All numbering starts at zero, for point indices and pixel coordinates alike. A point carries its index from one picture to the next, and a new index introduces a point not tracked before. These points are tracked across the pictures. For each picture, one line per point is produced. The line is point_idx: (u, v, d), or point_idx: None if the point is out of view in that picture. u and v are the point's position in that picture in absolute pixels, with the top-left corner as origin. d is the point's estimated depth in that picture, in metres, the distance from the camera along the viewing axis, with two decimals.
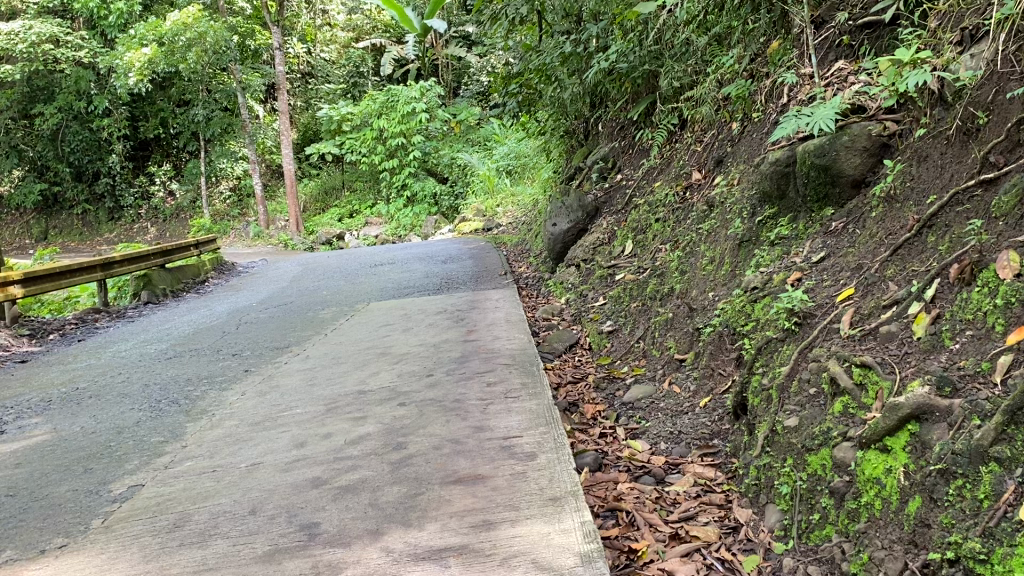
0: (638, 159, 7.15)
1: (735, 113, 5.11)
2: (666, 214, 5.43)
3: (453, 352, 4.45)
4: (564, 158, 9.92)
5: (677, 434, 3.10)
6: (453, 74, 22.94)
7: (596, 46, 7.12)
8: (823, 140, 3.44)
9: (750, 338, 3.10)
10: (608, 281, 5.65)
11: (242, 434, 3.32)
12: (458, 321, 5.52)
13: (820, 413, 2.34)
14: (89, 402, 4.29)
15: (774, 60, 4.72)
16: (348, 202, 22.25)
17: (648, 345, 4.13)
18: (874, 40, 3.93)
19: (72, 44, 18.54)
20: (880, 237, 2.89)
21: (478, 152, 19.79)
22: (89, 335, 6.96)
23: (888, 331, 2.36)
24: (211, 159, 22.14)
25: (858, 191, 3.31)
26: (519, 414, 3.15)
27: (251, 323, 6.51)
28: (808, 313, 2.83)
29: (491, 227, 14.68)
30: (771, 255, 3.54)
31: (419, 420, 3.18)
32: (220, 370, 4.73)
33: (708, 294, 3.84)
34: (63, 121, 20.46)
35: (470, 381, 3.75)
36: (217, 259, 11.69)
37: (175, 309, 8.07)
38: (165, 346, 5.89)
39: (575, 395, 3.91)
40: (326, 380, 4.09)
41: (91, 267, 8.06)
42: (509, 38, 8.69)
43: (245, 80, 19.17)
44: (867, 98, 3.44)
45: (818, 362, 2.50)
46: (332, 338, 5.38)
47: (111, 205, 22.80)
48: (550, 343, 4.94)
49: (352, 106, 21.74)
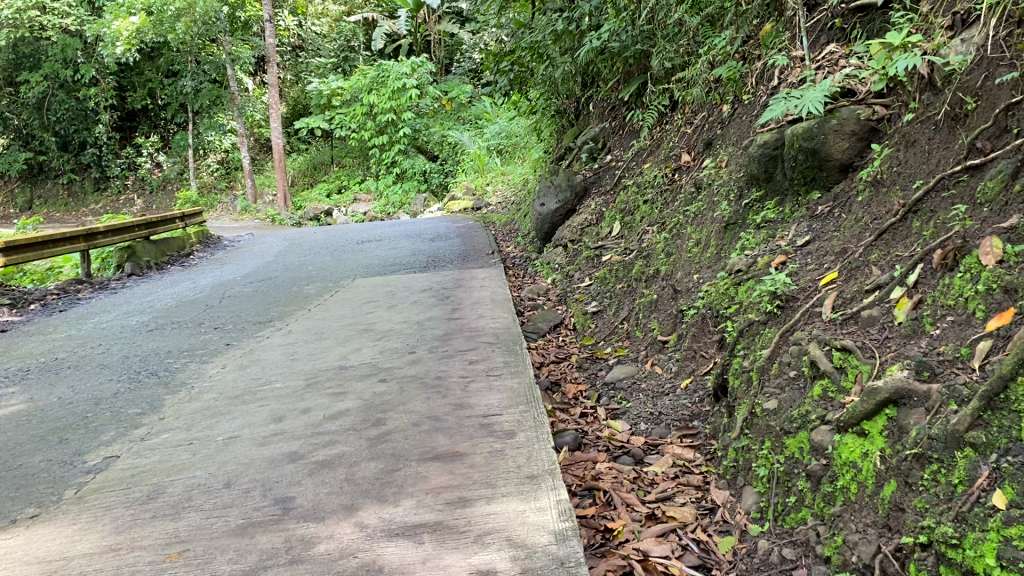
0: (628, 140, 7.12)
1: (726, 95, 5.08)
2: (655, 196, 5.42)
3: (437, 329, 4.43)
4: (554, 139, 9.87)
5: (658, 415, 3.10)
6: (445, 50, 22.76)
7: (588, 25, 7.07)
8: (812, 123, 3.42)
9: (733, 321, 3.09)
10: (595, 262, 5.64)
11: (221, 407, 3.30)
12: (443, 299, 5.50)
13: (799, 396, 2.34)
14: (68, 373, 4.25)
15: (765, 42, 4.67)
16: (337, 177, 22.11)
17: (632, 326, 4.12)
18: (866, 23, 3.90)
19: (59, 11, 18.35)
20: (866, 222, 2.88)
21: (469, 130, 19.68)
22: (71, 306, 6.91)
23: (870, 315, 2.34)
24: (199, 131, 22.01)
25: (845, 176, 3.29)
26: (500, 392, 3.13)
27: (235, 297, 6.46)
28: (791, 297, 2.81)
29: (481, 205, 14.63)
30: (757, 238, 3.53)
31: (399, 396, 3.16)
32: (201, 343, 4.69)
33: (693, 276, 3.83)
34: (50, 89, 20.23)
35: (453, 358, 3.73)
36: (204, 232, 11.61)
37: (159, 282, 8.01)
38: (147, 318, 5.84)
39: (557, 375, 3.90)
40: (308, 355, 4.06)
41: (74, 237, 7.97)
42: (501, 14, 8.63)
43: (234, 52, 18.97)
44: (856, 82, 3.42)
45: (799, 345, 2.48)
46: (316, 313, 5.35)
47: (96, 176, 22.57)
48: (534, 323, 4.93)
49: (342, 81, 21.60)
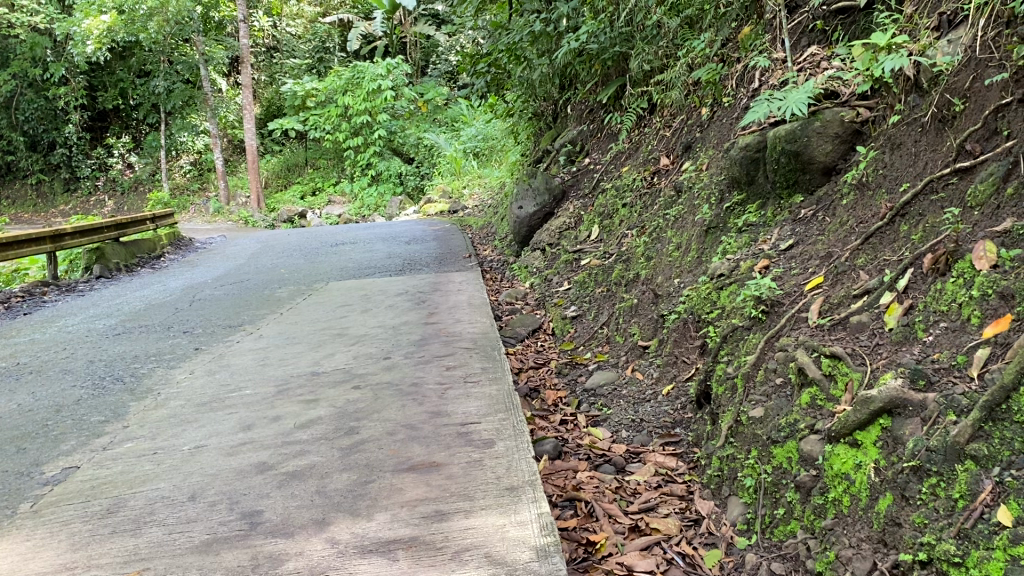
0: (606, 143, 7.07)
1: (705, 98, 5.03)
2: (633, 199, 5.35)
3: (412, 334, 4.32)
4: (532, 141, 9.82)
5: (640, 422, 3.02)
6: (421, 52, 22.67)
7: (566, 26, 7.00)
8: (795, 124, 3.37)
9: (716, 326, 3.03)
10: (573, 266, 5.56)
11: (187, 415, 3.17)
12: (419, 303, 5.40)
13: (786, 403, 2.27)
14: (29, 379, 4.10)
15: (745, 45, 4.63)
16: (311, 179, 21.92)
17: (612, 331, 4.04)
18: (848, 26, 3.87)
19: (28, 9, 17.99)
20: (851, 225, 2.82)
21: (445, 133, 19.58)
22: (36, 309, 6.71)
23: (860, 321, 2.28)
24: (171, 132, 21.76)
25: (829, 179, 3.24)
26: (477, 400, 3.04)
27: (205, 301, 6.32)
28: (776, 302, 2.74)
29: (457, 208, 14.51)
30: (738, 241, 3.47)
31: (372, 404, 3.06)
32: (169, 348, 4.55)
33: (674, 280, 3.76)
34: (17, 87, 19.83)
35: (429, 364, 3.63)
36: (175, 234, 11.40)
37: (128, 285, 7.83)
38: (114, 322, 5.68)
39: (536, 381, 3.81)
40: (278, 361, 3.94)
41: (40, 238, 7.76)
42: (478, 15, 8.54)
43: (208, 52, 18.72)
44: (840, 84, 3.37)
45: (785, 351, 2.42)
46: (288, 318, 5.23)
47: (65, 177, 22.18)
48: (512, 328, 4.84)
49: (317, 82, 21.42)
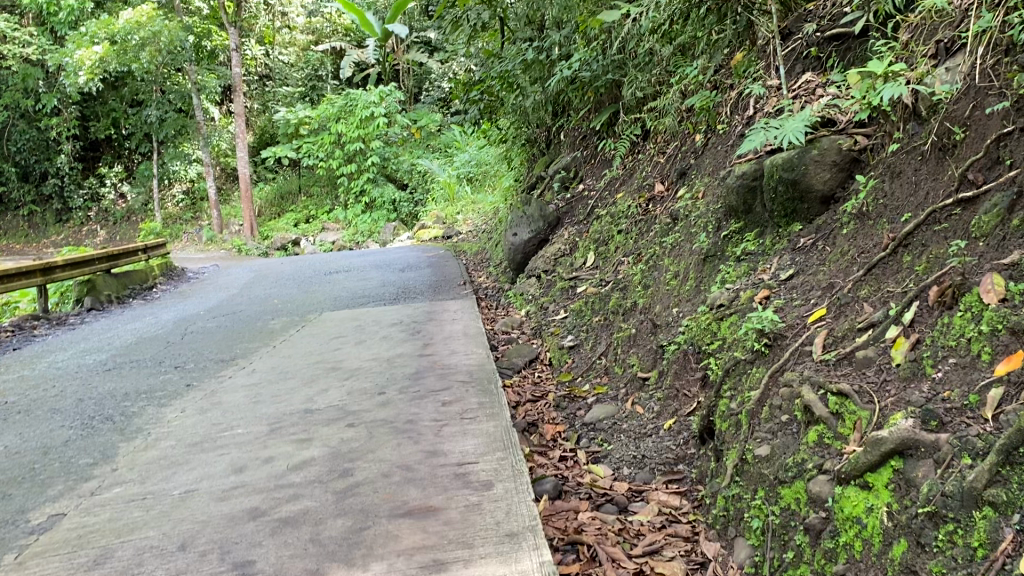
0: (600, 169, 7.06)
1: (699, 125, 5.01)
2: (628, 226, 5.32)
3: (407, 367, 4.26)
4: (525, 167, 9.81)
5: (641, 458, 2.96)
6: (414, 79, 22.76)
7: (558, 54, 7.00)
8: (792, 153, 3.34)
9: (716, 359, 2.98)
10: (570, 294, 5.51)
11: (177, 457, 3.09)
12: (414, 333, 5.33)
13: (793, 441, 2.21)
14: (17, 419, 4.01)
15: (737, 72, 4.65)
16: (305, 207, 21.92)
17: (611, 362, 3.99)
18: (842, 53, 3.87)
19: (20, 41, 18.02)
20: (852, 255, 2.78)
21: (439, 159, 19.60)
22: (26, 344, 6.63)
23: (865, 356, 2.23)
24: (163, 161, 21.73)
25: (828, 208, 3.20)
26: (475, 438, 2.97)
27: (197, 333, 6.24)
28: (778, 334, 2.69)
29: (451, 234, 14.48)
30: (737, 271, 3.42)
31: (367, 443, 2.99)
32: (160, 384, 4.48)
33: (672, 309, 3.71)
34: (10, 119, 19.84)
35: (425, 399, 3.56)
36: (167, 264, 11.33)
37: (119, 317, 7.76)
38: (105, 357, 5.60)
39: (534, 415, 3.74)
40: (272, 397, 3.87)
41: (31, 272, 7.69)
42: (469, 43, 8.55)
43: (200, 82, 18.75)
44: (837, 111, 3.34)
45: (790, 387, 2.36)
46: (282, 351, 5.16)
47: (58, 207, 22.14)
48: (509, 358, 4.77)
49: (310, 110, 21.47)
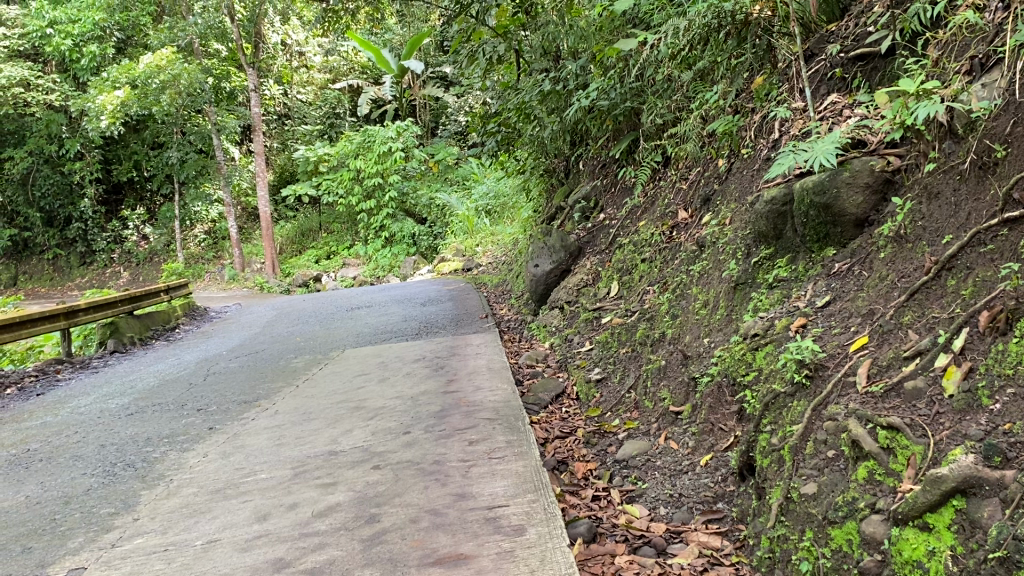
0: (621, 198, 6.98)
1: (722, 150, 4.95)
2: (652, 254, 5.23)
3: (431, 405, 4.17)
4: (544, 198, 9.78)
5: (678, 497, 2.84)
6: (430, 114, 22.90)
7: (576, 84, 6.94)
8: (822, 176, 3.25)
9: (753, 391, 2.87)
10: (594, 325, 5.41)
11: (199, 505, 3.01)
12: (438, 369, 5.25)
13: (841, 479, 2.10)
14: (39, 467, 3.96)
15: (759, 95, 4.62)
16: (325, 243, 22.00)
17: (640, 395, 3.87)
18: (868, 72, 3.79)
19: (43, 88, 18.33)
20: (892, 280, 2.68)
21: (457, 192, 19.64)
22: (49, 389, 6.60)
23: (914, 387, 2.13)
24: (185, 203, 21.88)
25: (862, 231, 3.10)
26: (505, 479, 2.87)
27: (220, 374, 6.19)
28: (820, 365, 2.58)
29: (471, 266, 14.45)
30: (770, 298, 3.32)
31: (394, 486, 2.90)
32: (182, 429, 4.41)
33: (703, 340, 3.61)
34: (34, 164, 20.18)
35: (451, 439, 3.47)
36: (189, 305, 11.36)
37: (142, 359, 7.74)
38: (127, 401, 5.54)
39: (564, 452, 3.63)
40: (295, 440, 3.79)
41: (54, 316, 7.67)
42: (485, 76, 8.53)
43: (220, 122, 18.99)
44: (867, 132, 3.26)
45: (835, 421, 2.26)
46: (304, 391, 5.08)
47: (82, 250, 22.36)
48: (535, 393, 4.66)
49: (329, 147, 21.65)
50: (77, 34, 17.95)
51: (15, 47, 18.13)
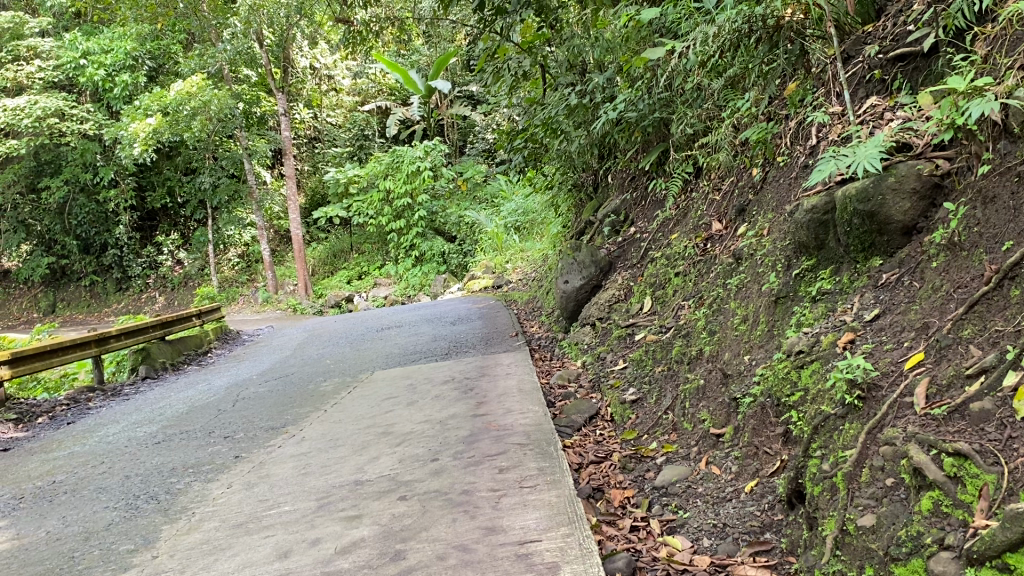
0: (651, 211, 6.83)
1: (756, 159, 4.79)
2: (686, 268, 5.07)
3: (461, 430, 4.03)
4: (573, 213, 9.67)
5: (723, 528, 2.67)
6: (458, 132, 22.97)
7: (603, 97, 6.82)
8: (865, 183, 3.08)
9: (801, 412, 2.70)
10: (627, 342, 5.25)
11: (220, 541, 2.89)
12: (468, 391, 5.11)
13: (903, 510, 1.92)
14: (62, 501, 3.87)
15: (793, 101, 4.46)
16: (356, 264, 22.05)
17: (678, 417, 3.70)
18: (910, 73, 3.62)
19: (78, 117, 18.59)
20: (948, 291, 2.50)
21: (486, 210, 19.63)
22: (80, 417, 6.55)
23: (981, 408, 1.95)
24: (218, 227, 22.04)
25: (910, 239, 2.91)
26: (538, 510, 2.72)
27: (249, 400, 6.10)
28: (873, 385, 2.40)
29: (501, 283, 14.37)
30: (814, 312, 3.14)
31: (421, 519, 2.76)
32: (207, 457, 4.32)
33: (743, 357, 3.43)
34: (70, 193, 20.55)
35: (481, 466, 3.32)
36: (221, 328, 11.37)
37: (173, 385, 7.69)
38: (154, 429, 5.47)
39: (599, 478, 3.46)
40: (321, 468, 3.67)
41: (85, 343, 7.63)
42: (512, 93, 8.46)
43: (251, 146, 19.20)
44: (912, 135, 3.08)
45: (892, 446, 2.08)
46: (332, 415, 4.97)
47: (118, 276, 22.61)
48: (568, 415, 4.50)
49: (359, 168, 21.71)
50: (109, 64, 18.20)
51: (50, 78, 18.39)
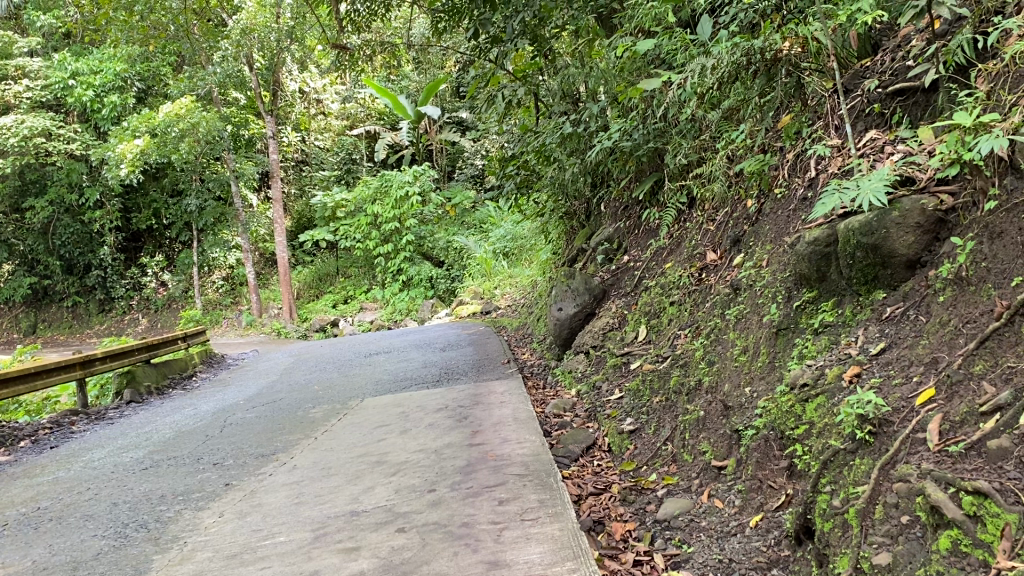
0: (644, 239, 6.84)
1: (752, 191, 4.82)
2: (681, 297, 5.06)
3: (456, 459, 3.97)
4: (564, 240, 9.69)
5: (728, 563, 2.62)
6: (447, 158, 23.08)
7: (596, 126, 6.81)
8: (870, 216, 3.07)
9: (808, 446, 2.68)
10: (622, 371, 5.22)
11: (214, 573, 2.83)
12: (461, 419, 5.06)
13: (920, 549, 1.90)
14: (48, 528, 3.78)
15: (789, 134, 4.48)
16: (342, 287, 21.94)
17: (678, 448, 3.66)
18: (909, 107, 3.65)
19: (64, 138, 18.49)
20: (956, 325, 2.49)
21: (474, 235, 19.67)
22: (62, 442, 6.43)
23: (999, 446, 1.94)
24: (203, 249, 21.86)
25: (914, 272, 2.91)
26: (541, 544, 2.68)
27: (237, 425, 6.02)
28: (884, 420, 2.39)
29: (489, 309, 14.33)
30: (817, 345, 3.13)
31: (421, 552, 2.71)
32: (197, 485, 4.24)
33: (744, 389, 3.41)
34: (54, 214, 20.46)
35: (480, 497, 3.27)
36: (206, 352, 11.26)
37: (159, 409, 7.58)
38: (141, 455, 5.37)
39: (599, 511, 3.41)
40: (315, 498, 3.60)
41: (70, 366, 7.51)
42: (503, 121, 8.50)
43: (239, 169, 19.18)
44: (916, 169, 3.10)
45: (907, 483, 2.06)
46: (323, 443, 4.90)
47: (101, 297, 22.40)
48: (564, 445, 4.45)
49: (346, 193, 21.69)
50: (98, 85, 18.15)
51: (38, 98, 18.32)
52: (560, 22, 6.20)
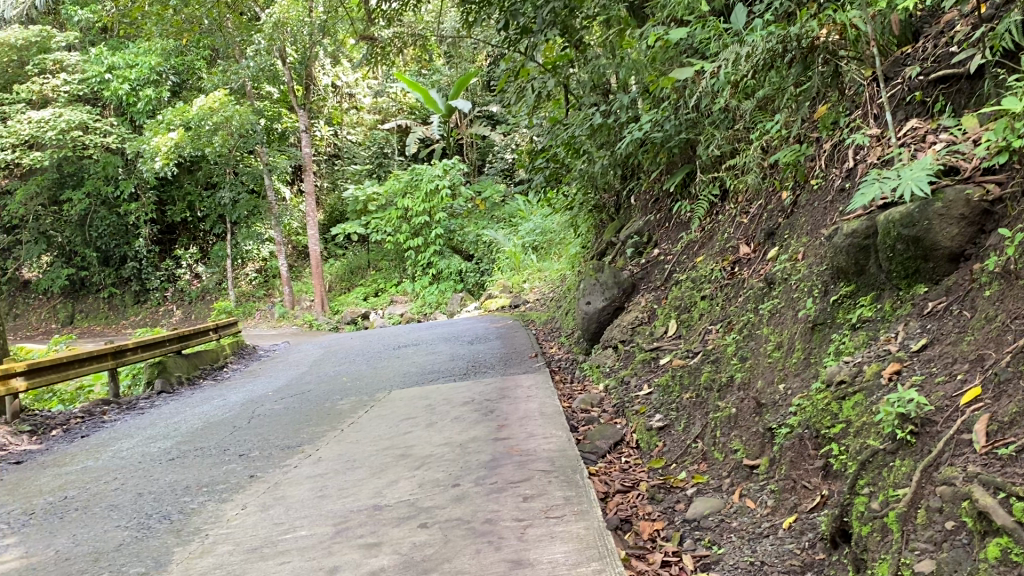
0: (675, 232, 6.71)
1: (787, 183, 4.68)
2: (713, 291, 4.94)
3: (481, 454, 3.91)
4: (593, 233, 9.57)
5: (760, 566, 2.52)
6: (478, 152, 23.02)
7: (626, 117, 6.71)
8: (910, 206, 2.94)
9: (845, 444, 2.57)
10: (652, 366, 5.12)
11: (234, 566, 2.78)
12: (487, 413, 4.99)
13: (966, 556, 1.80)
14: (73, 518, 3.77)
15: (825, 124, 4.34)
16: (373, 280, 21.99)
17: (709, 446, 3.56)
18: (952, 95, 3.51)
19: (101, 131, 18.70)
20: (1003, 321, 2.37)
21: (504, 229, 19.60)
22: (93, 431, 6.46)
23: None
24: (236, 241, 22.08)
25: (958, 266, 2.79)
26: (566, 543, 2.60)
27: (264, 417, 6.00)
28: (926, 420, 2.27)
29: (518, 303, 14.25)
30: (855, 341, 3.02)
31: (443, 549, 2.64)
32: (222, 476, 4.22)
33: (777, 386, 3.30)
34: (91, 207, 20.79)
35: (504, 493, 3.20)
36: (237, 343, 11.30)
37: (189, 400, 7.60)
38: (168, 445, 5.37)
39: (626, 509, 3.33)
40: (338, 491, 3.56)
41: (101, 355, 7.53)
42: (533, 113, 8.39)
43: (271, 162, 19.29)
44: (960, 158, 2.96)
45: (951, 486, 1.96)
46: (348, 436, 4.86)
47: (136, 289, 22.64)
48: (592, 441, 4.36)
49: (377, 186, 21.74)
50: (134, 79, 18.34)
51: (75, 91, 18.53)
52: (591, 12, 6.09)
